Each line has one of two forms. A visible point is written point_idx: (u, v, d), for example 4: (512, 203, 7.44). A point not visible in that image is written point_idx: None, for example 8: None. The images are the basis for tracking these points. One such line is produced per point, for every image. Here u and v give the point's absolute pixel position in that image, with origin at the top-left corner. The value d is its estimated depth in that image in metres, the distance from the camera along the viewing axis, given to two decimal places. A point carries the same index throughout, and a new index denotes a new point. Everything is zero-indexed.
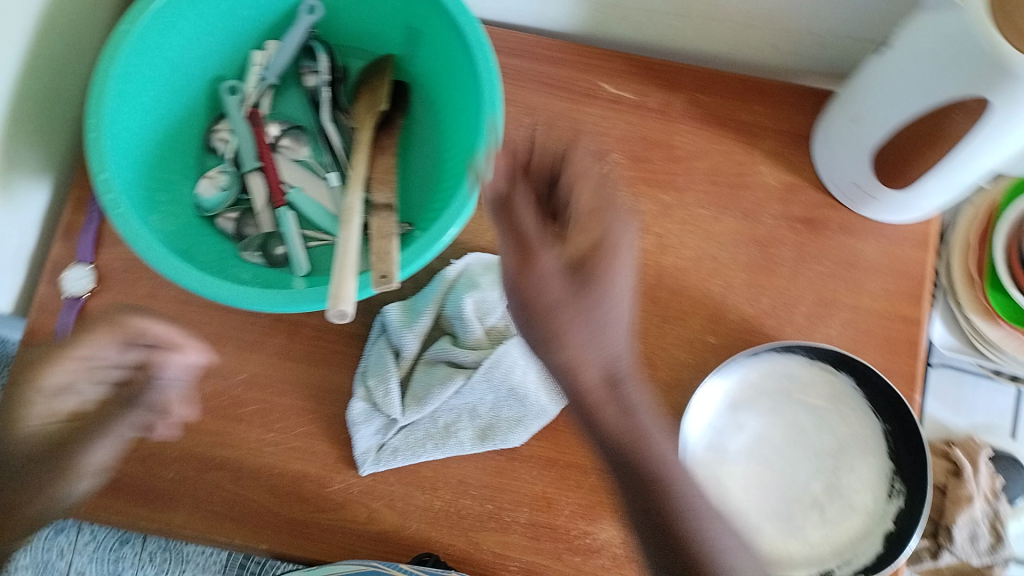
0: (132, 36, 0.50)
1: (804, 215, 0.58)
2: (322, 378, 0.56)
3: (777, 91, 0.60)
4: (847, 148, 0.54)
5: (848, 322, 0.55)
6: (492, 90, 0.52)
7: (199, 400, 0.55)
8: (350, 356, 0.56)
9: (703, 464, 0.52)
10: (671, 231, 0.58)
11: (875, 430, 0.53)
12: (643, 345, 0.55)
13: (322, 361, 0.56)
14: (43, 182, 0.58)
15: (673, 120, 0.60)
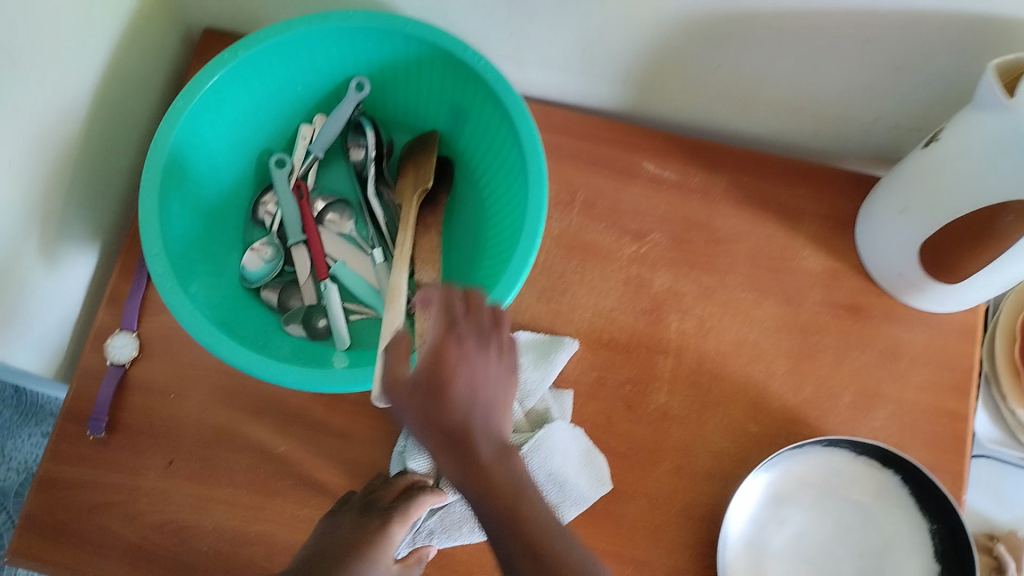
0: (185, 114, 0.51)
1: (849, 301, 0.57)
2: (357, 454, 0.56)
3: (822, 175, 0.59)
4: (894, 238, 0.53)
5: (893, 414, 0.54)
6: (540, 169, 0.50)
7: (234, 472, 0.55)
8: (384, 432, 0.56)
9: (744, 559, 0.51)
10: (711, 314, 0.57)
11: (921, 529, 0.51)
12: (681, 431, 0.55)
13: (357, 435, 0.56)
14: (90, 250, 0.60)
15: (714, 201, 0.59)
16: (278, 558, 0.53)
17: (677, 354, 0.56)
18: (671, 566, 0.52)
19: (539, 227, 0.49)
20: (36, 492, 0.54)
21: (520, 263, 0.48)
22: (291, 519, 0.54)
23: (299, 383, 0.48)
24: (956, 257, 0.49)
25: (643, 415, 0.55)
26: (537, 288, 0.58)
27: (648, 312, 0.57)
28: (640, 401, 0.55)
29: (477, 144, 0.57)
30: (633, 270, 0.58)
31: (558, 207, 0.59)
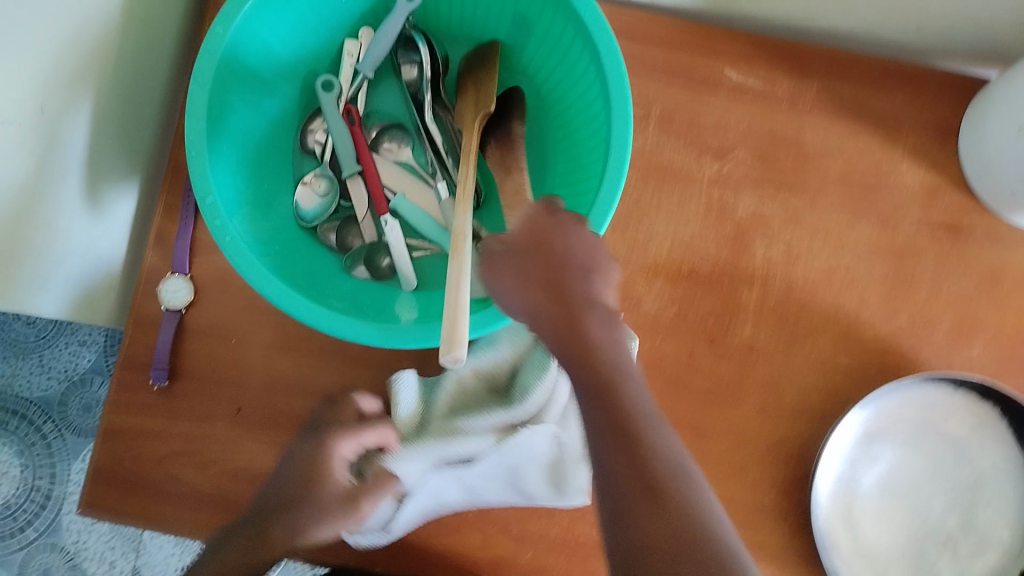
0: (227, 38, 0.45)
1: (948, 221, 0.52)
2: None
3: (924, 78, 0.53)
4: (1009, 156, 0.48)
5: (993, 342, 0.51)
6: (625, 103, 0.44)
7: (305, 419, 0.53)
8: None
9: (837, 500, 0.49)
10: (801, 240, 0.53)
11: (1014, 462, 0.50)
12: (769, 366, 0.52)
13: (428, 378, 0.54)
14: (129, 186, 0.55)
15: (804, 112, 0.54)
16: None
17: (763, 284, 0.53)
18: (760, 504, 0.51)
19: (625, 166, 0.44)
20: (104, 444, 0.53)
21: (607, 209, 0.43)
22: None
23: (378, 339, 0.45)
24: None
25: (729, 349, 0.52)
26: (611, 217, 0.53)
27: (731, 240, 0.53)
28: (724, 334, 0.53)
29: (544, 59, 0.51)
30: (714, 194, 0.53)
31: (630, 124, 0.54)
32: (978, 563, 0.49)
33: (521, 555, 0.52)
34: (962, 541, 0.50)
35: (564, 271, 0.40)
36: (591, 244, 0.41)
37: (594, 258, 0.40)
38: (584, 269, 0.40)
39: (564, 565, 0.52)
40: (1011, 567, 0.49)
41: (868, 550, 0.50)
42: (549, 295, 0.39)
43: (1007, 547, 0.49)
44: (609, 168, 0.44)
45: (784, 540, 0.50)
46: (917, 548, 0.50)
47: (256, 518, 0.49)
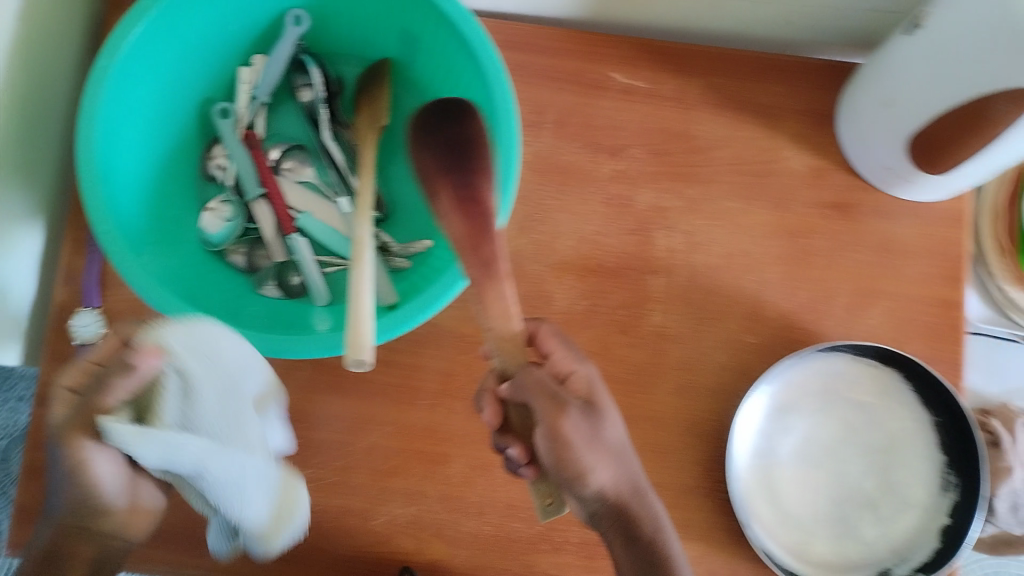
0: (114, 71, 0.47)
1: (836, 200, 0.55)
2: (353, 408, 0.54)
3: (797, 68, 0.57)
4: (877, 131, 0.51)
5: (889, 310, 0.53)
6: (506, 100, 0.47)
7: None
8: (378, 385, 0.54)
9: (753, 471, 0.51)
10: (699, 227, 0.55)
11: (925, 422, 0.51)
12: (680, 349, 0.53)
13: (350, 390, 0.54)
14: (37, 225, 0.55)
15: (690, 107, 0.57)
16: None
17: (668, 272, 0.54)
18: (685, 485, 0.52)
19: (516, 154, 0.46)
20: (25, 481, 0.52)
21: (505, 189, 0.45)
22: None
23: (271, 349, 0.46)
24: (946, 149, 0.48)
25: (640, 337, 0.54)
26: (518, 219, 0.56)
27: (634, 232, 0.55)
28: (634, 323, 0.54)
29: (432, 72, 0.54)
30: (614, 190, 0.56)
31: (527, 130, 0.56)
32: (899, 524, 0.50)
33: (454, 558, 0.52)
34: (881, 502, 0.51)
35: (608, 429, 0.42)
36: (606, 397, 0.44)
37: (610, 409, 0.44)
38: (620, 433, 0.43)
39: (499, 564, 0.52)
40: (931, 526, 0.50)
41: (790, 519, 0.51)
42: (614, 460, 0.41)
43: (926, 506, 0.50)
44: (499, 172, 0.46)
45: (711, 518, 0.51)
46: (839, 514, 0.51)
47: (57, 535, 0.39)
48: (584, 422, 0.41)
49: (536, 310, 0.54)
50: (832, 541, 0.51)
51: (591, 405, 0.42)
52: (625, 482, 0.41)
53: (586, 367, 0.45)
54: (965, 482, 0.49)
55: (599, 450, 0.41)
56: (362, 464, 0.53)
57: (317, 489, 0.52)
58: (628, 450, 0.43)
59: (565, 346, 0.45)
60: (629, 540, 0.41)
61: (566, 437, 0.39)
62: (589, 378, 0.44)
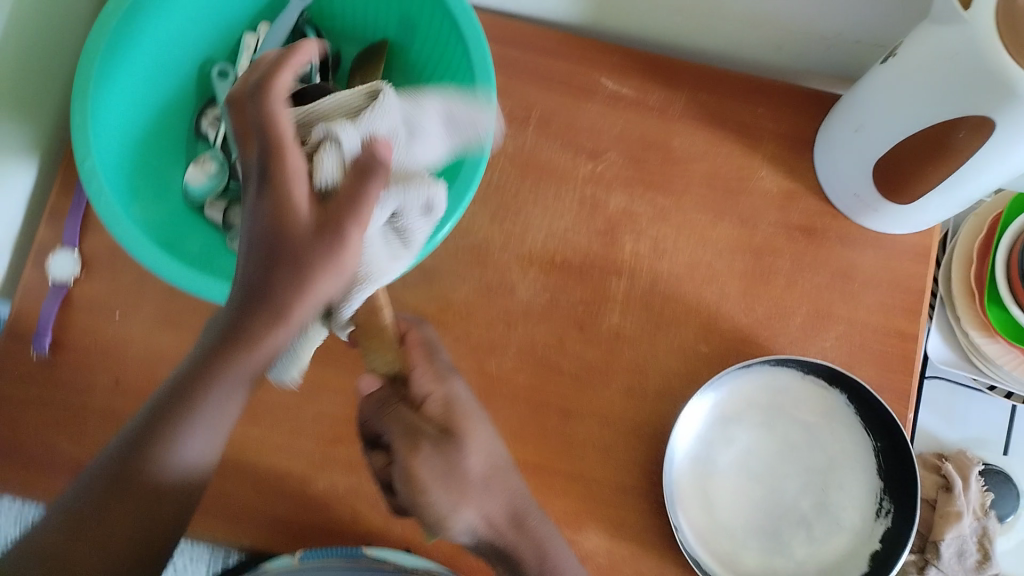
0: (119, 19, 0.50)
1: (803, 223, 0.56)
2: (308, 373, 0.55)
3: (782, 93, 0.58)
4: (847, 157, 0.53)
5: (843, 336, 0.55)
6: (490, 87, 0.48)
7: None
8: (336, 353, 0.55)
9: (691, 475, 0.52)
10: (666, 236, 0.56)
11: (865, 447, 0.52)
12: (633, 351, 0.54)
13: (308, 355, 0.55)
14: (28, 163, 0.57)
15: (672, 120, 0.58)
16: (231, 476, 0.53)
17: (631, 275, 0.56)
18: (623, 483, 0.52)
19: (486, 141, 0.49)
20: None
21: (472, 172, 0.48)
22: (243, 438, 0.53)
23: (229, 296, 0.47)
24: (910, 174, 0.49)
25: (596, 335, 0.55)
26: (490, 207, 0.56)
27: (602, 234, 0.56)
28: (592, 321, 0.55)
29: (427, 59, 0.55)
30: (587, 190, 0.57)
31: (512, 124, 0.58)
32: (830, 544, 0.51)
33: (388, 529, 0.53)
34: (816, 522, 0.52)
35: (473, 467, 0.45)
36: (468, 417, 0.46)
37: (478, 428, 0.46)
38: (482, 463, 0.45)
39: (431, 541, 0.53)
40: (861, 550, 0.51)
41: (723, 527, 0.52)
42: (481, 502, 0.45)
43: (858, 529, 0.51)
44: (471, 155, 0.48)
45: (645, 520, 0.52)
46: (772, 528, 0.52)
47: (96, 490, 0.40)
48: (440, 461, 0.44)
49: (498, 299, 0.55)
50: (764, 554, 0.51)
51: (447, 435, 0.45)
52: (502, 519, 0.46)
53: (445, 382, 0.46)
54: (899, 508, 0.51)
55: (465, 497, 0.44)
56: (309, 429, 0.54)
57: (260, 447, 0.53)
58: (504, 475, 0.47)
59: (427, 357, 0.46)
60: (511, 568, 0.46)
61: (421, 486, 0.44)
62: (449, 399, 0.46)
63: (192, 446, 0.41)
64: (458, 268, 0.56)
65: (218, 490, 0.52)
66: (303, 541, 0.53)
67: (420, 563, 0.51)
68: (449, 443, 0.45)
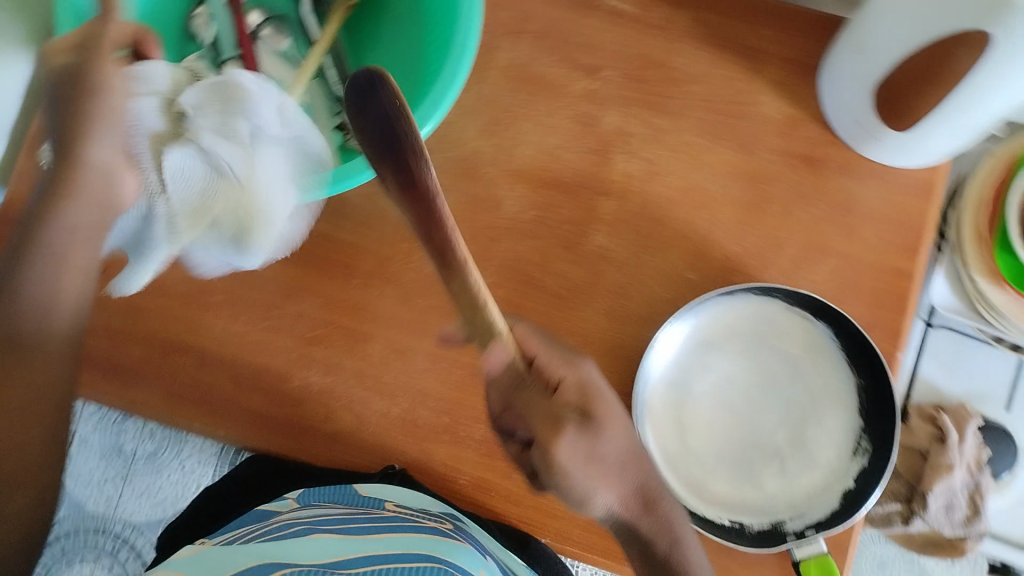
0: None
1: (804, 152, 0.54)
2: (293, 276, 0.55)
3: (791, 15, 0.55)
4: (848, 81, 0.50)
5: (836, 269, 0.53)
6: (471, 1, 0.47)
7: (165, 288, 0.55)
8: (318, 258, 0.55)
9: (664, 400, 0.51)
10: (660, 157, 0.55)
11: (848, 383, 0.51)
12: (618, 272, 0.54)
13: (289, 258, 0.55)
14: (24, 56, 0.58)
15: (674, 39, 0.56)
16: (209, 369, 0.54)
17: (620, 196, 0.54)
18: None
19: (472, 42, 0.46)
20: None
21: (454, 73, 0.46)
22: (224, 333, 0.55)
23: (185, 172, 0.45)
24: (912, 96, 0.46)
25: (580, 255, 0.54)
26: (482, 120, 0.55)
27: (594, 152, 0.55)
28: (578, 241, 0.54)
29: None
30: (582, 107, 0.55)
31: (507, 36, 0.56)
32: (801, 480, 0.50)
33: (361, 433, 0.53)
34: (789, 456, 0.51)
35: (630, 456, 0.43)
36: (604, 401, 0.43)
37: (604, 396, 0.44)
38: (619, 442, 0.43)
39: (402, 446, 0.53)
40: (834, 486, 0.50)
41: (692, 454, 0.51)
42: (617, 481, 0.43)
43: (833, 466, 0.50)
44: (445, 73, 0.46)
45: None
46: (743, 459, 0.51)
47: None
48: (583, 441, 0.41)
49: (484, 213, 0.55)
50: (732, 485, 0.51)
51: (588, 418, 0.42)
52: (634, 501, 0.43)
53: (574, 366, 0.44)
54: (877, 449, 0.49)
55: (604, 478, 0.42)
56: (288, 329, 0.54)
57: (240, 344, 0.54)
58: (639, 459, 0.44)
59: (542, 342, 0.44)
60: (645, 558, 0.43)
61: (563, 468, 0.41)
62: (583, 382, 0.44)
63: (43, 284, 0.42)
64: (445, 179, 0.55)
65: (197, 381, 0.54)
66: (279, 437, 0.53)
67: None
68: (587, 420, 0.42)
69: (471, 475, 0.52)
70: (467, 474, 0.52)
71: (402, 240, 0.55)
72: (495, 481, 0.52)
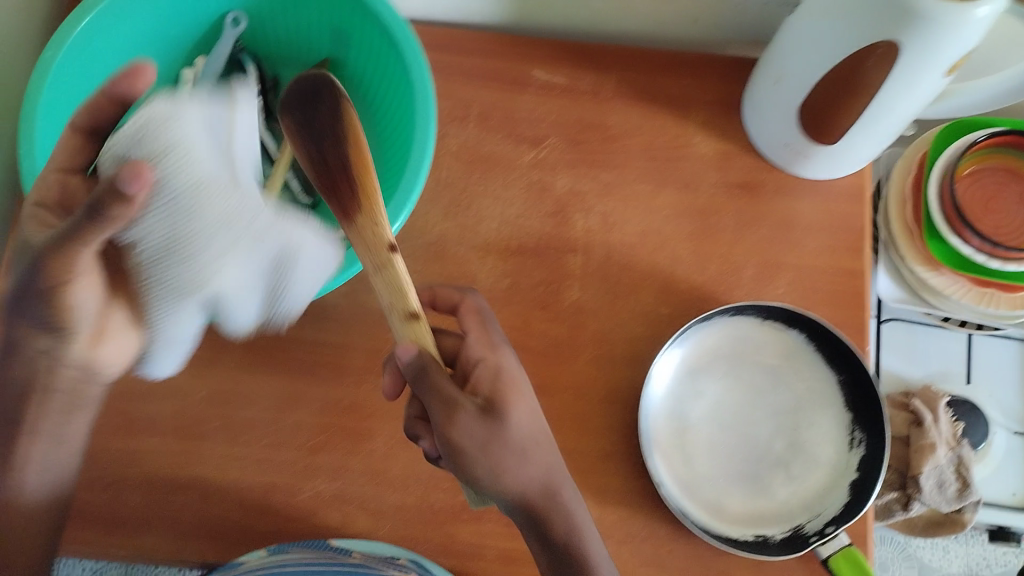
0: (56, 61, 0.50)
1: (743, 179, 0.58)
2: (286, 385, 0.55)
3: (704, 63, 0.61)
4: (771, 108, 0.55)
5: (794, 282, 0.56)
6: (423, 84, 0.51)
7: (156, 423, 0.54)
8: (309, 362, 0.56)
9: (667, 432, 0.54)
10: (614, 209, 0.58)
11: (829, 382, 0.54)
12: (597, 321, 0.56)
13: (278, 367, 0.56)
14: None
15: (605, 100, 0.60)
16: (212, 498, 0.53)
17: (585, 251, 0.57)
18: (603, 450, 0.53)
19: (429, 130, 0.50)
20: None
21: (420, 159, 0.50)
22: (222, 458, 0.54)
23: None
24: (833, 115, 0.51)
25: (559, 312, 0.56)
26: (442, 205, 0.58)
27: (553, 215, 0.58)
28: (553, 299, 0.56)
29: (362, 66, 0.57)
30: (533, 176, 0.59)
31: (453, 122, 0.60)
32: (809, 482, 0.53)
33: (379, 530, 0.53)
34: (793, 461, 0.53)
35: (540, 458, 0.45)
36: (514, 385, 0.46)
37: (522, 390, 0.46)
38: (524, 425, 0.45)
39: (422, 534, 0.53)
40: (839, 481, 0.52)
41: (704, 479, 0.53)
42: (523, 464, 0.44)
43: (835, 463, 0.53)
44: (414, 153, 0.50)
45: (627, 483, 0.53)
46: (752, 474, 0.53)
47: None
48: (481, 425, 0.43)
49: (460, 290, 0.57)
50: (747, 500, 0.53)
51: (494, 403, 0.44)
52: (536, 488, 0.44)
53: (494, 355, 0.47)
54: (871, 438, 0.52)
55: (501, 461, 0.43)
56: (287, 441, 0.54)
57: (242, 466, 0.53)
58: (544, 451, 0.45)
59: (483, 332, 0.49)
60: (544, 541, 0.45)
61: (461, 449, 0.42)
62: (498, 368, 0.46)
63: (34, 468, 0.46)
64: (418, 266, 0.57)
65: (202, 513, 0.53)
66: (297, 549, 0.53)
67: (390, 552, 0.51)
68: (489, 408, 0.44)
69: (497, 548, 0.52)
70: (493, 546, 0.52)
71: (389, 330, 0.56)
72: (521, 549, 0.52)
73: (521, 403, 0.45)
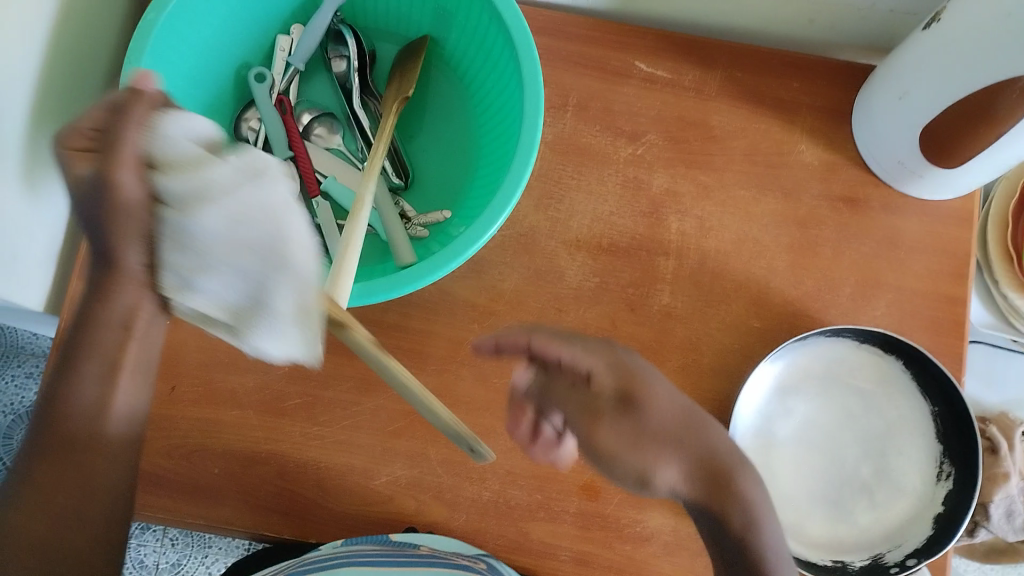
0: (158, 25, 0.50)
1: (845, 193, 0.57)
2: (366, 369, 0.54)
3: (815, 66, 0.58)
4: (890, 125, 0.53)
5: (893, 303, 0.55)
6: (535, 73, 0.49)
7: (238, 395, 0.54)
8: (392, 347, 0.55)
9: (752, 449, 0.53)
10: (711, 213, 0.56)
11: (922, 411, 0.53)
12: (687, 329, 0.55)
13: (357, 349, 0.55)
14: None
15: (709, 99, 0.58)
16: (292, 476, 0.53)
17: (678, 255, 0.56)
18: None
19: (540, 118, 0.48)
20: None
21: (530, 148, 0.48)
22: (302, 437, 0.53)
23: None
24: (956, 138, 0.49)
25: (647, 316, 0.55)
26: (535, 195, 0.57)
27: (647, 215, 0.56)
28: (643, 302, 0.55)
29: (465, 48, 0.56)
30: (630, 172, 0.57)
31: (550, 111, 0.58)
32: (892, 511, 0.52)
33: (453, 520, 0.53)
34: (877, 488, 0.52)
35: (706, 438, 0.45)
36: (642, 377, 0.45)
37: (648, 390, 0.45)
38: (670, 412, 0.44)
39: (497, 529, 0.52)
40: (924, 513, 0.51)
41: (786, 498, 0.52)
42: (679, 456, 0.43)
43: (920, 494, 0.52)
44: (521, 146, 0.48)
45: None
46: (834, 497, 0.52)
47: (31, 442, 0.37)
48: (625, 423, 0.42)
49: (548, 285, 0.55)
50: (827, 524, 0.52)
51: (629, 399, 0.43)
52: (702, 473, 0.44)
53: (606, 352, 0.45)
54: (960, 473, 0.51)
55: (652, 450, 0.43)
56: (368, 425, 0.54)
57: (320, 446, 0.53)
58: (705, 430, 0.45)
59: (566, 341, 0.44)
60: (719, 534, 0.44)
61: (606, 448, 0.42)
62: (620, 363, 0.45)
63: (108, 385, 0.38)
64: (507, 256, 0.56)
65: (281, 490, 0.53)
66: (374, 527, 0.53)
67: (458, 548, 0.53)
68: (621, 402, 0.43)
69: (572, 549, 0.52)
70: (567, 547, 0.52)
71: (473, 321, 0.55)
72: (596, 552, 0.52)
73: (661, 400, 0.44)
